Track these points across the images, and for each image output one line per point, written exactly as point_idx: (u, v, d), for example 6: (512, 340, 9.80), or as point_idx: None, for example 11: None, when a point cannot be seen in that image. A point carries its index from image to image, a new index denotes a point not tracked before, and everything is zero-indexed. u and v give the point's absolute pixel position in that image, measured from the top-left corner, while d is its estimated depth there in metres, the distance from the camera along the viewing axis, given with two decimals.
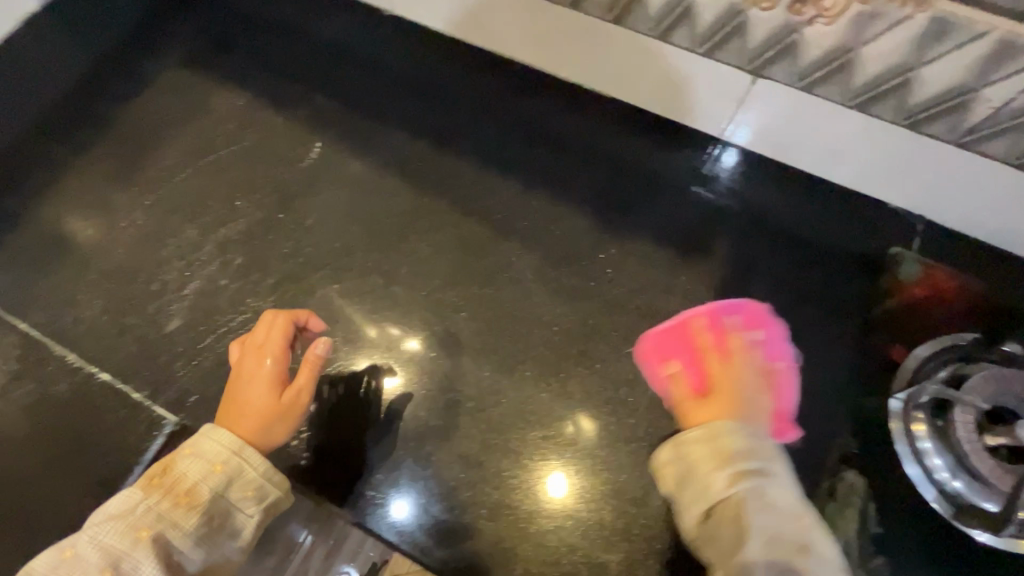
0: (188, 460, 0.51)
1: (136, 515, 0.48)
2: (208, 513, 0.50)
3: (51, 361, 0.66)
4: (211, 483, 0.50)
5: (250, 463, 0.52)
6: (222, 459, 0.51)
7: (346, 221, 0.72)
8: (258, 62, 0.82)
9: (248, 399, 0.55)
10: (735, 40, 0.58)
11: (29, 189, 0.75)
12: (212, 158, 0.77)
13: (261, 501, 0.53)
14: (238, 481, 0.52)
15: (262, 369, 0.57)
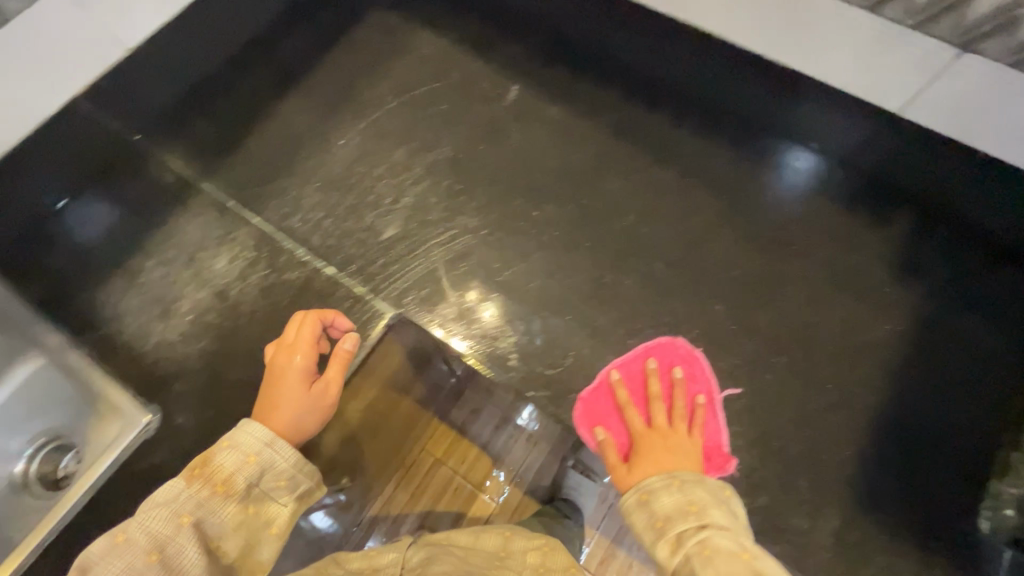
0: (222, 449, 0.45)
1: (175, 503, 0.43)
2: (244, 502, 0.44)
3: (281, 252, 0.73)
4: (245, 472, 0.45)
5: (282, 453, 0.46)
6: (255, 450, 0.46)
7: (546, 157, 0.80)
8: (459, 11, 0.90)
9: (283, 391, 0.54)
10: (952, 14, 0.56)
11: (258, 107, 0.85)
12: (419, 91, 0.85)
13: (294, 491, 0.46)
14: (268, 473, 0.46)
15: (289, 365, 0.55)
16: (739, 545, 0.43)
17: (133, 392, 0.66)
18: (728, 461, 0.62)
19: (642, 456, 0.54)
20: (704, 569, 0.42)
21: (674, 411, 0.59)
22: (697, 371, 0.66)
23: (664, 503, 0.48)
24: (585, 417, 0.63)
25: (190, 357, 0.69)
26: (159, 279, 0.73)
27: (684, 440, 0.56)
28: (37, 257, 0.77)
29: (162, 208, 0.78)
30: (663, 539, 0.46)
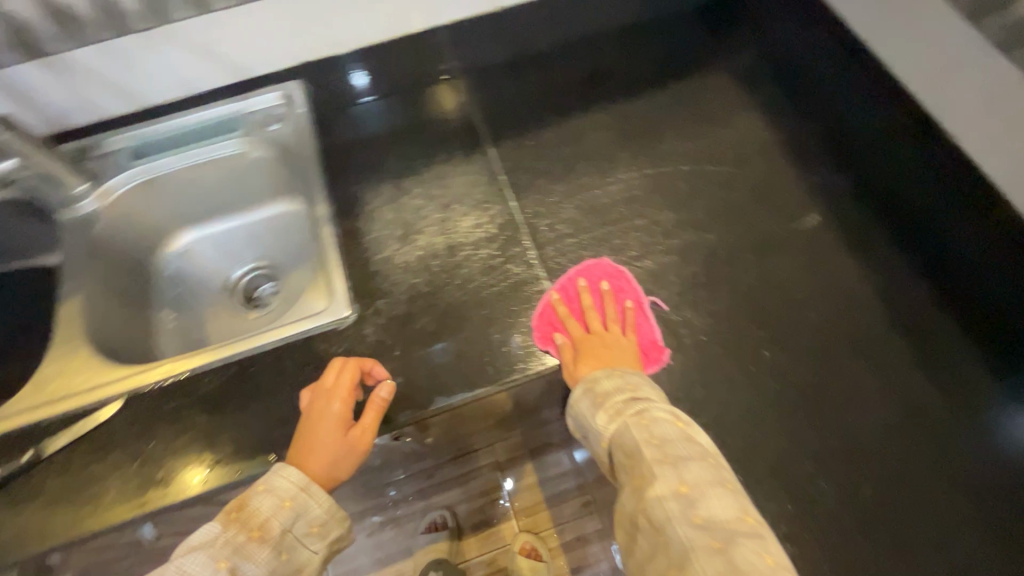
0: (261, 496, 0.58)
1: (216, 547, 0.55)
2: (279, 548, 0.57)
3: (515, 244, 0.76)
4: (281, 517, 0.58)
5: (313, 500, 0.59)
6: (290, 495, 0.58)
7: (805, 302, 0.73)
8: (797, 116, 0.86)
9: (320, 436, 0.61)
10: None
11: (569, 105, 0.88)
12: (716, 168, 0.82)
13: (324, 537, 0.60)
14: (302, 519, 0.59)
15: (324, 409, 0.63)
16: (672, 415, 0.59)
17: (345, 287, 0.74)
18: (665, 353, 0.70)
19: (586, 353, 0.67)
20: (638, 431, 0.58)
21: (606, 319, 0.70)
22: (621, 283, 0.73)
23: (607, 385, 0.63)
24: (539, 328, 0.69)
25: (399, 287, 0.74)
26: (414, 208, 0.79)
27: (619, 341, 0.68)
28: (343, 135, 0.88)
29: (449, 148, 0.85)
30: (603, 411, 0.61)
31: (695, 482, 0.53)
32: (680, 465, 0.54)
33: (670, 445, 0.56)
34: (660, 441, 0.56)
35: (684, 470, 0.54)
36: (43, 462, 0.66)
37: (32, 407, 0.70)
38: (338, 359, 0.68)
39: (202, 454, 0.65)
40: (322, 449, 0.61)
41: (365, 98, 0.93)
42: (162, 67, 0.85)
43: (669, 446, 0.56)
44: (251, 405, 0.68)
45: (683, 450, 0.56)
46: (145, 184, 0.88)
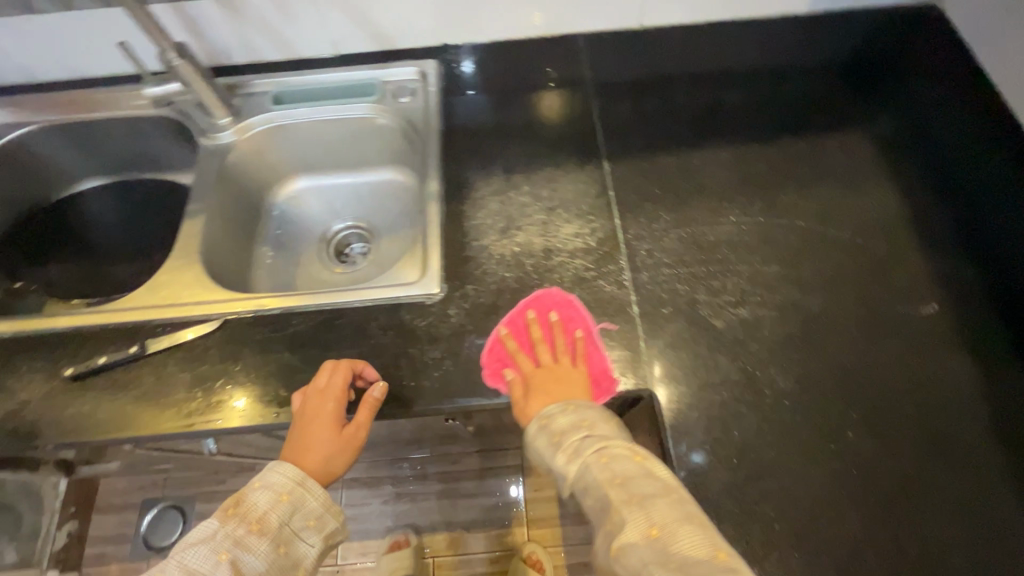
0: (259, 491, 0.60)
1: (215, 541, 0.56)
2: (277, 541, 0.58)
3: (611, 263, 0.75)
4: (279, 510, 0.59)
5: (310, 494, 0.61)
6: (287, 489, 0.60)
7: (904, 391, 0.68)
8: (936, 196, 0.81)
9: (318, 435, 0.63)
10: None
11: (693, 134, 0.87)
12: (834, 231, 0.78)
13: (321, 530, 0.61)
14: (300, 512, 0.60)
15: (317, 407, 0.64)
16: (631, 450, 0.56)
17: (438, 268, 0.75)
18: (616, 384, 0.68)
19: (536, 389, 0.65)
20: (600, 471, 0.55)
21: (557, 351, 0.69)
22: (570, 313, 0.72)
23: (562, 424, 0.60)
24: (488, 364, 0.69)
25: (490, 277, 0.75)
26: (520, 204, 0.80)
27: (569, 372, 0.67)
28: (465, 117, 0.90)
29: (565, 153, 0.85)
30: (561, 450, 0.58)
31: (663, 522, 0.50)
32: (646, 504, 0.51)
33: (632, 483, 0.53)
34: (622, 480, 0.53)
35: (649, 509, 0.51)
36: (142, 357, 0.72)
37: (144, 305, 0.77)
38: (331, 361, 0.70)
39: (279, 389, 0.69)
40: (319, 446, 0.63)
41: (487, 87, 0.95)
42: (319, 25, 0.90)
43: (632, 485, 0.53)
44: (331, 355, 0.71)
45: (646, 487, 0.53)
46: (278, 129, 0.94)
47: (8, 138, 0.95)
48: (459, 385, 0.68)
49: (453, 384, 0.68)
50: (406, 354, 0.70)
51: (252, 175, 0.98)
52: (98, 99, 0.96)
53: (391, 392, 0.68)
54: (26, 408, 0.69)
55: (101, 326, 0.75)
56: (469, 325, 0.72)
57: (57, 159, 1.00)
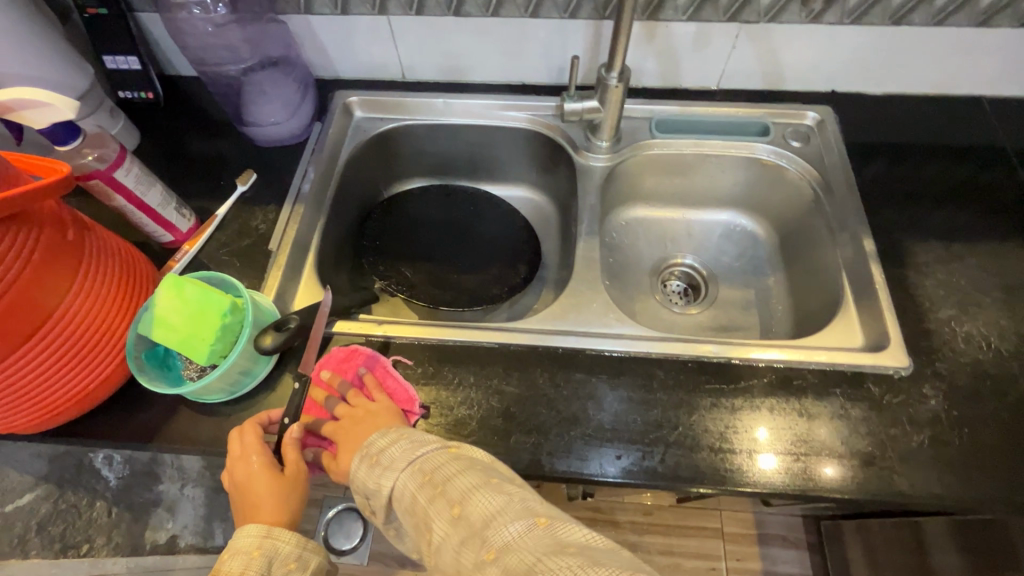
0: (229, 559, 0.56)
1: None
2: None
3: None
4: (254, 567, 0.56)
5: (282, 540, 0.58)
6: (256, 544, 0.57)
7: None
8: None
9: (256, 494, 0.59)
10: None
11: None
12: None
13: (304, 570, 0.58)
14: (277, 560, 0.57)
15: (238, 471, 0.60)
16: (444, 444, 0.55)
17: (900, 341, 0.68)
18: (418, 402, 0.66)
19: (342, 441, 0.62)
20: (412, 479, 0.52)
21: (348, 399, 0.66)
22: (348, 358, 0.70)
23: (376, 442, 0.57)
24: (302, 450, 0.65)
25: (961, 358, 0.67)
26: (968, 277, 0.73)
27: (364, 408, 0.64)
28: (871, 171, 0.84)
29: (1004, 224, 0.77)
30: (375, 467, 0.55)
31: (462, 497, 0.48)
32: (447, 486, 0.49)
33: (438, 472, 0.51)
34: (430, 475, 0.51)
35: (451, 487, 0.49)
36: (581, 390, 0.67)
37: (560, 331, 0.72)
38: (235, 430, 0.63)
39: (746, 450, 0.62)
40: (265, 501, 0.59)
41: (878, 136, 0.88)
42: (722, 58, 0.87)
43: (439, 474, 0.51)
44: (765, 411, 0.65)
45: (450, 469, 0.51)
46: (655, 157, 0.89)
47: (374, 132, 0.93)
48: (958, 481, 0.60)
49: (951, 479, 0.60)
50: (886, 435, 0.63)
51: (610, 199, 0.93)
52: (464, 105, 0.93)
53: (882, 476, 0.61)
54: (467, 425, 0.65)
55: (527, 345, 0.70)
56: (953, 411, 0.64)
57: (403, 157, 0.99)
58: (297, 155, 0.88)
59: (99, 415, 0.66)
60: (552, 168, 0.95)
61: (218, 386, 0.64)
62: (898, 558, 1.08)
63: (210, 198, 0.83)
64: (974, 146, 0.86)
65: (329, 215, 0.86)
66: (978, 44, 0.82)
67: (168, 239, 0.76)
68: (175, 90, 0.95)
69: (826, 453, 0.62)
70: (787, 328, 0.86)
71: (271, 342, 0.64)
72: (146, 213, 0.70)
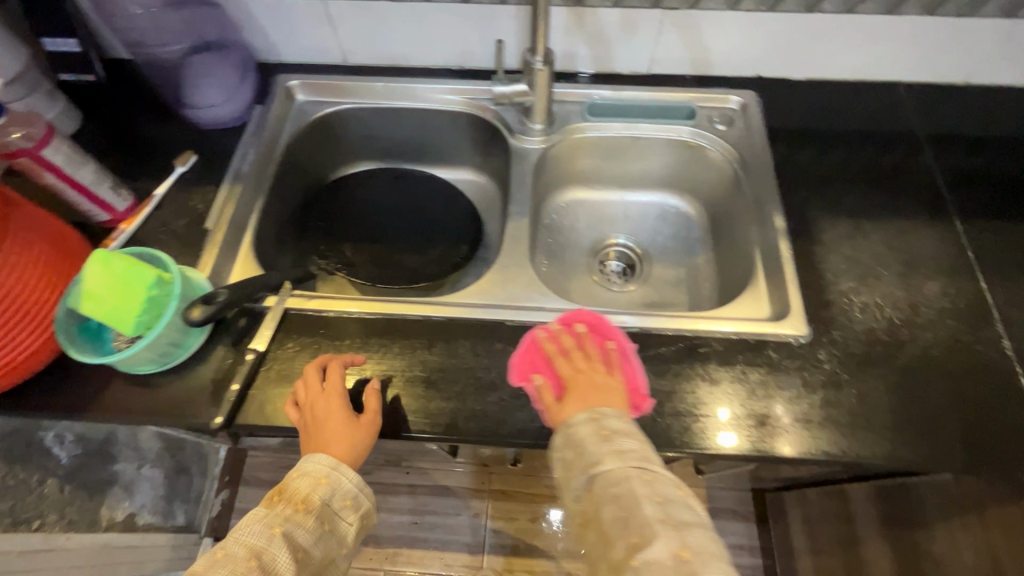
0: (300, 478, 0.61)
1: (268, 517, 0.57)
2: (322, 517, 0.59)
3: (985, 327, 0.71)
4: (320, 492, 0.60)
5: (346, 477, 0.62)
6: (325, 472, 0.61)
7: None
8: None
9: (331, 428, 0.62)
10: None
11: None
12: None
13: (358, 510, 0.62)
14: (339, 493, 0.61)
15: (319, 406, 0.63)
16: (677, 481, 0.53)
17: (801, 311, 0.72)
18: (647, 401, 0.65)
19: (576, 393, 0.62)
20: (642, 486, 0.50)
21: (590, 358, 0.65)
22: (602, 323, 0.70)
23: (616, 425, 0.57)
24: (518, 366, 0.68)
25: (857, 326, 0.72)
26: (872, 252, 0.77)
27: (608, 379, 0.63)
28: (791, 152, 0.88)
29: (909, 203, 0.82)
30: (605, 444, 0.54)
31: (697, 548, 0.46)
32: (683, 528, 0.48)
33: (673, 506, 0.49)
34: (664, 500, 0.49)
35: (689, 538, 0.47)
36: (501, 358, 0.71)
37: (486, 305, 0.76)
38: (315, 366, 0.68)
39: (653, 412, 0.66)
40: (338, 437, 0.62)
41: (800, 119, 0.92)
42: (650, 44, 0.90)
43: (672, 506, 0.49)
44: (717, 391, 0.68)
45: (685, 513, 0.49)
46: (589, 139, 0.93)
47: (316, 115, 0.95)
48: (845, 437, 0.65)
49: (840, 437, 0.65)
50: (780, 396, 0.67)
51: (548, 180, 0.96)
52: (404, 89, 0.95)
53: (775, 434, 0.65)
54: (390, 392, 0.68)
55: (452, 318, 0.74)
56: (846, 374, 0.68)
57: (347, 141, 1.01)
58: (237, 137, 0.90)
59: (34, 387, 0.69)
60: (493, 152, 0.98)
61: (146, 357, 0.66)
62: (830, 524, 1.14)
63: (151, 178, 0.85)
64: (887, 130, 0.90)
65: (268, 196, 0.88)
66: (888, 32, 0.87)
67: (104, 218, 0.78)
68: (119, 73, 0.96)
69: (765, 426, 0.65)
70: (711, 303, 0.90)
71: (200, 315, 0.65)
72: (79, 192, 0.73)
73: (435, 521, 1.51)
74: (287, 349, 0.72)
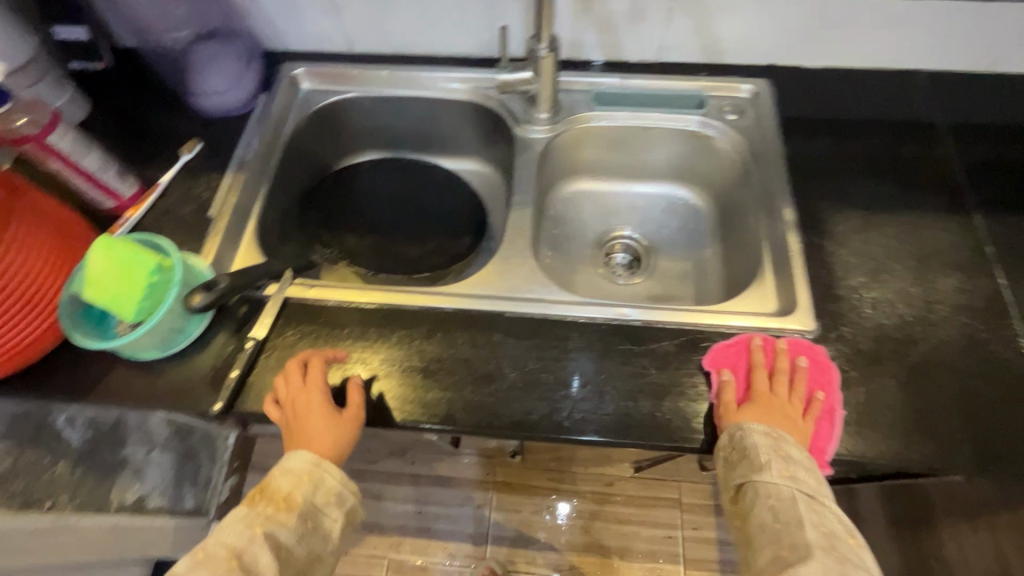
0: (282, 475, 0.62)
1: (251, 516, 0.59)
2: (304, 515, 0.60)
3: (1002, 326, 0.69)
4: (301, 490, 0.61)
5: (329, 472, 0.63)
6: (307, 470, 0.62)
7: None
8: None
9: (313, 426, 0.63)
10: None
11: None
12: None
13: (342, 506, 0.63)
14: (321, 490, 0.62)
15: (301, 401, 0.63)
16: (846, 526, 0.56)
17: (807, 305, 0.70)
18: (827, 468, 0.63)
19: (761, 413, 0.62)
20: (809, 514, 0.56)
21: (790, 394, 0.64)
22: (825, 364, 0.66)
23: (795, 454, 0.60)
24: (715, 355, 0.67)
25: (867, 322, 0.70)
26: (885, 247, 0.75)
27: (801, 416, 0.63)
28: (804, 143, 0.85)
29: (926, 197, 0.79)
30: (772, 468, 0.58)
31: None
32: (845, 567, 0.53)
33: (836, 539, 0.55)
34: (825, 529, 0.55)
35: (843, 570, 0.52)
36: (501, 350, 0.70)
37: (487, 295, 0.75)
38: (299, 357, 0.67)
39: (653, 407, 0.65)
40: (320, 436, 0.63)
41: (815, 108, 0.89)
42: (659, 30, 0.88)
43: (836, 544, 0.54)
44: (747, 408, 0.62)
45: (850, 554, 0.54)
46: (596, 129, 0.91)
47: (321, 104, 0.95)
48: (850, 436, 0.63)
49: (844, 436, 0.63)
50: None
51: (553, 170, 0.94)
52: (409, 78, 0.94)
53: None
54: (388, 382, 0.68)
55: (453, 308, 0.73)
56: (853, 372, 0.66)
57: (352, 130, 1.00)
58: (241, 125, 0.90)
59: (40, 370, 0.70)
60: (498, 141, 0.97)
61: (148, 342, 0.67)
62: (837, 524, 1.11)
63: (157, 166, 0.85)
64: (906, 120, 0.87)
65: (272, 184, 0.88)
66: (910, 18, 0.83)
67: (110, 205, 0.78)
68: (126, 61, 0.96)
69: None
70: (718, 297, 0.89)
71: (201, 301, 0.66)
72: (85, 178, 0.73)
73: (439, 511, 1.51)
74: (287, 337, 0.72)
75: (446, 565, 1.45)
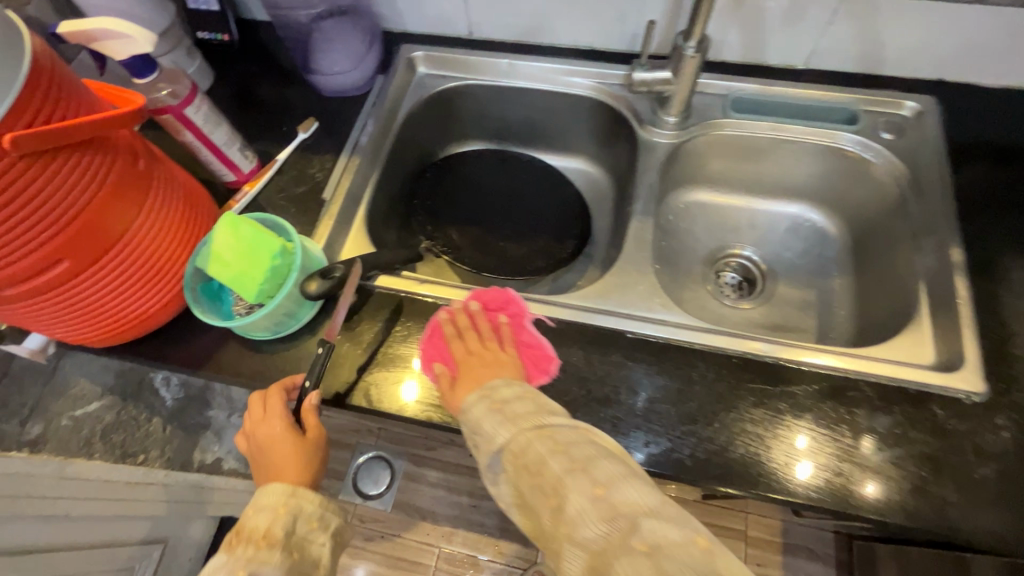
0: (256, 514, 0.56)
1: (230, 561, 0.52)
2: (289, 548, 0.54)
3: None
4: (280, 522, 0.55)
5: (306, 498, 0.58)
6: (282, 501, 0.57)
7: None
8: None
9: (279, 454, 0.59)
10: None
11: None
12: None
13: (326, 529, 0.58)
14: (302, 517, 0.57)
15: (264, 435, 0.61)
16: (574, 422, 0.48)
17: (976, 362, 0.62)
18: (553, 362, 0.65)
19: (464, 374, 0.59)
20: (540, 443, 0.46)
21: (483, 337, 0.63)
22: (507, 301, 0.68)
23: (505, 386, 0.54)
24: (425, 351, 0.67)
25: None
26: None
27: (499, 353, 0.61)
28: (974, 172, 0.75)
29: None
30: (497, 414, 0.50)
31: (610, 479, 0.42)
32: (590, 466, 0.43)
33: (572, 447, 0.45)
34: (564, 446, 0.45)
35: (594, 469, 0.43)
36: (618, 372, 0.65)
37: (602, 310, 0.70)
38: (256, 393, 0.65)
39: (786, 455, 0.59)
40: (287, 462, 0.59)
41: (988, 133, 0.78)
42: (815, 34, 0.79)
43: (574, 449, 0.45)
44: (830, 424, 0.60)
45: (586, 448, 0.45)
46: (727, 137, 0.84)
47: (436, 90, 0.92)
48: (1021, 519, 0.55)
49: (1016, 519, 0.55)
50: (928, 449, 0.58)
51: (672, 178, 0.88)
52: (528, 67, 0.90)
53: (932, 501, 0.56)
54: None
55: (567, 320, 0.69)
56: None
57: (461, 118, 0.97)
58: (357, 107, 0.88)
59: (157, 338, 0.71)
60: (614, 141, 0.92)
61: (263, 324, 0.66)
62: None
63: (273, 142, 0.85)
64: None
65: (383, 170, 0.86)
66: None
67: (230, 178, 0.78)
68: (248, 34, 0.96)
69: (873, 471, 0.57)
70: (848, 335, 0.80)
71: (316, 288, 0.65)
72: (211, 150, 0.73)
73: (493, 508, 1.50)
74: (396, 331, 0.70)
75: (495, 562, 1.44)
